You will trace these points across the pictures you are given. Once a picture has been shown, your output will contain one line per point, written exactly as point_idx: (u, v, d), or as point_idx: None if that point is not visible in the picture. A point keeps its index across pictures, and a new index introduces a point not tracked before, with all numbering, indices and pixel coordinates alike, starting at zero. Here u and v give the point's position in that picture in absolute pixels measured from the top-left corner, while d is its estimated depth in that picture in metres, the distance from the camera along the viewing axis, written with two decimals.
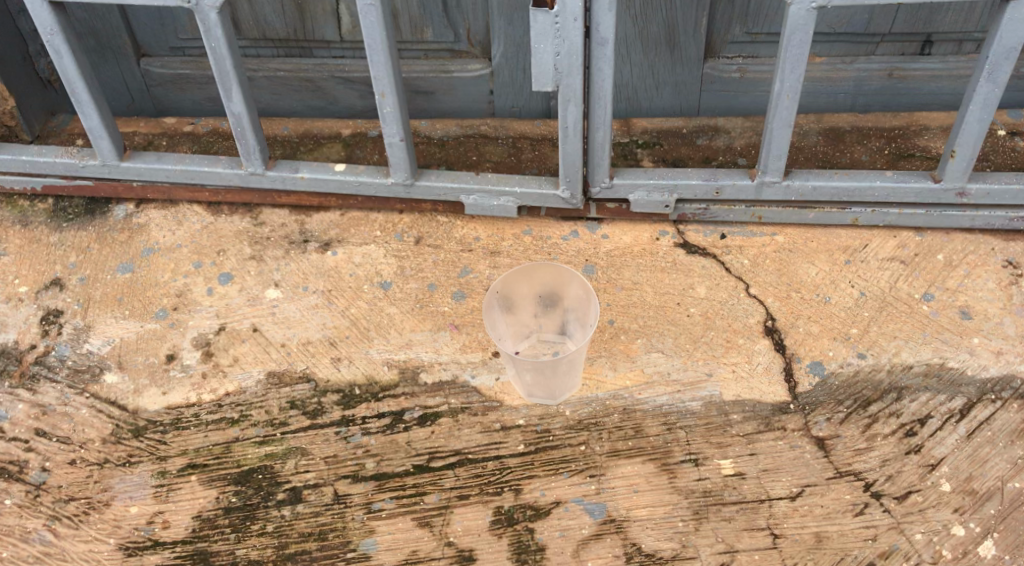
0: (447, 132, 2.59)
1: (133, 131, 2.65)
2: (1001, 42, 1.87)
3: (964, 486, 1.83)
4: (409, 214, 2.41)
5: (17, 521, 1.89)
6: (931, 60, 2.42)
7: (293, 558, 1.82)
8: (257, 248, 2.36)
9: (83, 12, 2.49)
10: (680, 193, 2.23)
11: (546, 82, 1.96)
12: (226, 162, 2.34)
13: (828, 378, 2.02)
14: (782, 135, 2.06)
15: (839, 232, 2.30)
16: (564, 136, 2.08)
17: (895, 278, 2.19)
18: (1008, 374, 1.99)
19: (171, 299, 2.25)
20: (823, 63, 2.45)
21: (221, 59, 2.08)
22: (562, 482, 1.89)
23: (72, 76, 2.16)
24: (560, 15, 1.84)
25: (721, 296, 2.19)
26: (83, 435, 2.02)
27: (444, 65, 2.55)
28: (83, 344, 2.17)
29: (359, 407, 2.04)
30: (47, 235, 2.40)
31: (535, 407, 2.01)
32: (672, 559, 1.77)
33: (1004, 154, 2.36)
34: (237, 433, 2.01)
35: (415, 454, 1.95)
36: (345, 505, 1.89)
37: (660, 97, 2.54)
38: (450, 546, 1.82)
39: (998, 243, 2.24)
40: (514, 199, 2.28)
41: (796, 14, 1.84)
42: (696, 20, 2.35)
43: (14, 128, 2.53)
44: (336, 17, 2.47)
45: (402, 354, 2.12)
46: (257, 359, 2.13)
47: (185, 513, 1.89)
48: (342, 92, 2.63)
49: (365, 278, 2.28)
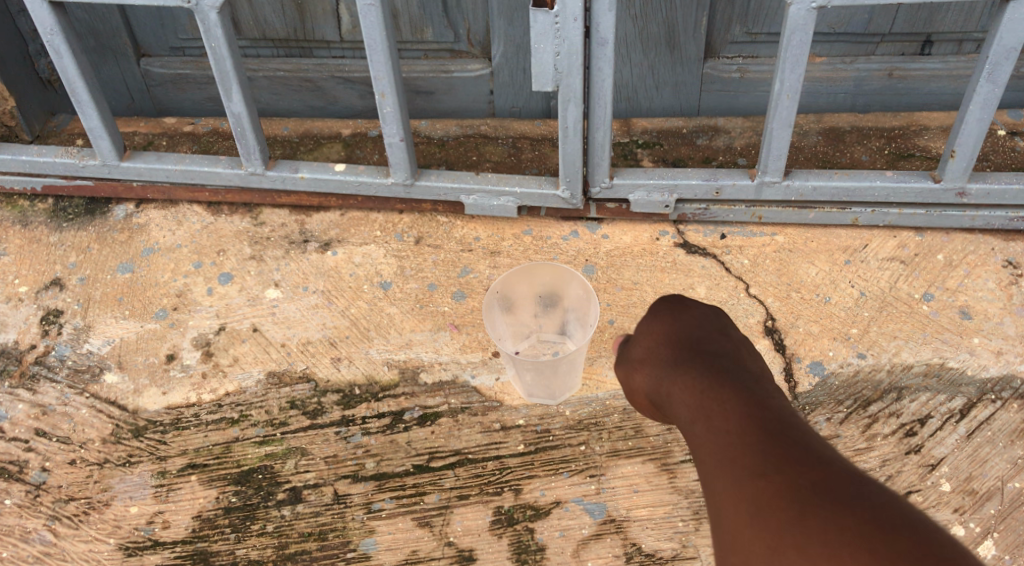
0: (447, 132, 2.59)
1: (133, 131, 2.64)
2: (1001, 41, 1.87)
3: (964, 486, 1.84)
4: (409, 214, 2.41)
5: (18, 521, 1.89)
6: (931, 60, 2.42)
7: (293, 558, 1.83)
8: (257, 248, 2.35)
9: (82, 13, 2.49)
10: (680, 193, 2.23)
11: (546, 82, 1.96)
12: (226, 162, 2.34)
13: (828, 378, 2.02)
14: (782, 135, 2.06)
15: (840, 232, 2.29)
16: (564, 136, 2.08)
17: (895, 278, 2.19)
18: (1008, 375, 1.99)
19: (171, 299, 2.25)
20: (823, 63, 2.45)
21: (221, 59, 2.08)
22: (562, 482, 1.89)
23: (72, 76, 2.16)
24: (560, 15, 1.85)
25: (721, 295, 2.18)
26: (83, 435, 2.02)
27: (444, 65, 2.55)
28: (83, 344, 2.17)
29: (359, 407, 2.03)
30: (47, 235, 2.40)
31: (535, 407, 2.01)
32: (672, 559, 1.78)
33: (1003, 154, 2.36)
34: (237, 433, 2.01)
35: (415, 454, 1.95)
36: (346, 505, 1.89)
37: (660, 98, 2.55)
38: (450, 546, 1.82)
39: (998, 243, 2.24)
40: (514, 199, 2.28)
41: (796, 14, 1.84)
42: (696, 20, 2.35)
43: (14, 128, 2.53)
44: (336, 17, 2.47)
45: (402, 354, 2.12)
46: (257, 358, 2.13)
47: (186, 512, 1.90)
48: (342, 92, 2.63)
49: (365, 278, 2.28)
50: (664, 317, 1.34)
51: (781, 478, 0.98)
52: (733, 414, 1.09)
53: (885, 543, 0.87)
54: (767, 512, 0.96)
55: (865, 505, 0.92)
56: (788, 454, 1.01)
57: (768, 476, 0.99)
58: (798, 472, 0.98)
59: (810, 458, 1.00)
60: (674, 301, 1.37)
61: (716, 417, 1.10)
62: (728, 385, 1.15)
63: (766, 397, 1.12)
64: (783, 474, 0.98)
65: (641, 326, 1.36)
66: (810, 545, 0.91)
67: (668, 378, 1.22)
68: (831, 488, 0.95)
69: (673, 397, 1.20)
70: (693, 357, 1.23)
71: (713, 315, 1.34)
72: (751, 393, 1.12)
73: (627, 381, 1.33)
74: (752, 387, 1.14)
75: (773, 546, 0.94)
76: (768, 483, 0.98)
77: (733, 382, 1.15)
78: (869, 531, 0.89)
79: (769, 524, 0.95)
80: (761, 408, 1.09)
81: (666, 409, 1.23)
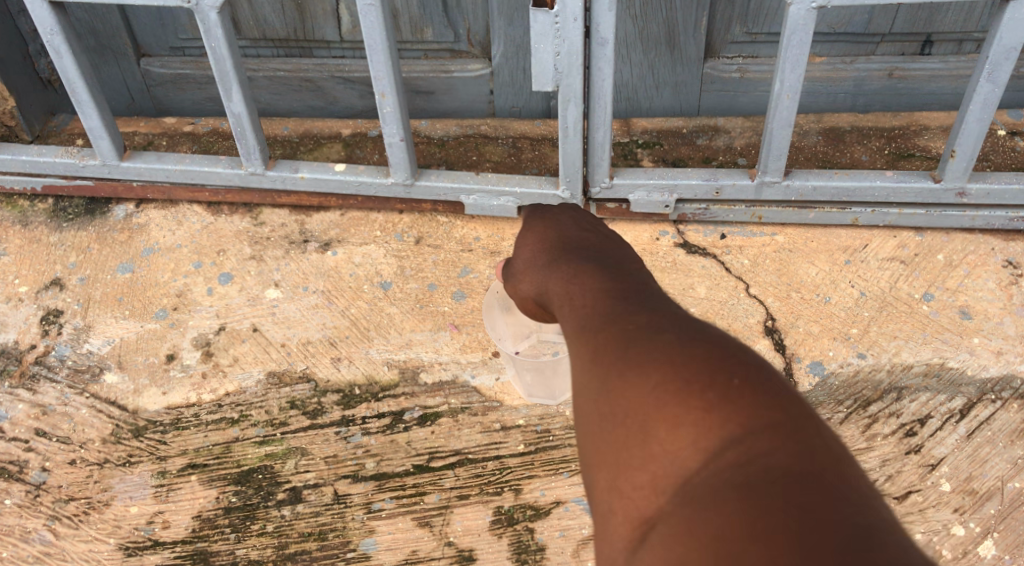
0: (447, 132, 2.58)
1: (133, 130, 2.64)
2: (1001, 41, 1.87)
3: (964, 486, 1.84)
4: (409, 214, 2.41)
5: (18, 521, 1.90)
6: (931, 59, 2.42)
7: (293, 558, 1.83)
8: (257, 248, 2.36)
9: (82, 13, 2.49)
10: (680, 193, 2.23)
11: (546, 82, 1.96)
12: (226, 162, 2.34)
13: (828, 378, 2.02)
14: (782, 136, 2.06)
15: (840, 232, 2.29)
16: (564, 136, 2.08)
17: (895, 278, 2.18)
18: (1009, 375, 1.99)
19: (171, 299, 2.25)
20: (823, 63, 2.45)
21: (221, 59, 2.08)
22: (562, 482, 1.90)
23: (72, 76, 2.16)
24: (560, 15, 1.85)
25: (721, 296, 2.18)
26: (83, 435, 2.02)
27: (444, 65, 2.55)
28: (83, 344, 2.17)
29: (359, 407, 2.04)
30: (47, 235, 2.40)
31: (535, 407, 2.01)
32: None
33: (1003, 153, 2.35)
34: (237, 433, 2.01)
35: (415, 454, 1.95)
36: (345, 505, 1.89)
37: (660, 97, 2.55)
38: (450, 546, 1.82)
39: (998, 243, 2.24)
40: (514, 199, 2.28)
41: (796, 14, 1.84)
42: (696, 20, 2.35)
43: (14, 128, 2.53)
44: (336, 17, 2.47)
45: (402, 354, 2.11)
46: (257, 358, 2.12)
47: (186, 512, 1.90)
48: (342, 91, 2.63)
49: (365, 278, 2.28)
50: (538, 228, 1.44)
51: (613, 324, 1.07)
52: (586, 292, 1.18)
53: (687, 354, 0.96)
54: (603, 356, 1.02)
55: (674, 337, 0.99)
56: (623, 307, 1.10)
57: (603, 325, 1.08)
58: (624, 325, 1.05)
59: (640, 307, 1.09)
60: (546, 214, 1.48)
61: (574, 297, 1.19)
62: (584, 267, 1.25)
63: (615, 273, 1.22)
64: (616, 321, 1.07)
65: (518, 239, 1.45)
66: (635, 373, 0.97)
67: (540, 272, 1.32)
68: (650, 323, 1.04)
69: (544, 287, 1.29)
70: (565, 255, 1.32)
71: (585, 223, 1.44)
72: (606, 275, 1.21)
73: (509, 288, 1.42)
74: (607, 269, 1.24)
75: (602, 376, 1.01)
76: (604, 333, 1.05)
77: (593, 269, 1.24)
78: (676, 347, 0.97)
79: (602, 370, 1.01)
80: (610, 285, 1.18)
81: (543, 302, 1.32)
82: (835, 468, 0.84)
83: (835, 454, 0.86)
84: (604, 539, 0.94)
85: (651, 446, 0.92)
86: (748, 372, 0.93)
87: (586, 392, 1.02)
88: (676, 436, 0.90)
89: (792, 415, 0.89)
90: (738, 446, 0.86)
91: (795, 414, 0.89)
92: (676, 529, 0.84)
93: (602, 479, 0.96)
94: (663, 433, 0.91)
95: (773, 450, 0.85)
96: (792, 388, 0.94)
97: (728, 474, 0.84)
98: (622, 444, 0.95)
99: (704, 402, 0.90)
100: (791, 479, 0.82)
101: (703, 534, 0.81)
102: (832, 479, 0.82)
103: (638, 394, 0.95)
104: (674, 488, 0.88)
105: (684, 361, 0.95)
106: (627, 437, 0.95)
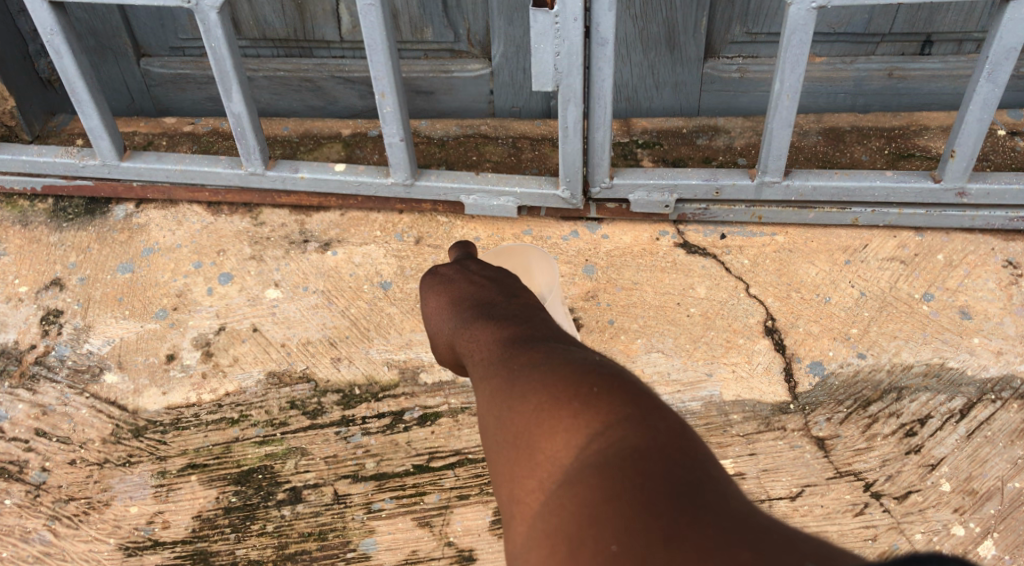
0: (447, 132, 2.58)
1: (133, 130, 2.64)
2: (1001, 42, 1.86)
3: (964, 486, 1.84)
4: (409, 214, 2.41)
5: (17, 521, 1.90)
6: (931, 59, 2.42)
7: (293, 558, 1.83)
8: (257, 248, 2.35)
9: (82, 13, 2.49)
10: (680, 193, 2.23)
11: (546, 81, 1.96)
12: (226, 162, 2.34)
13: (828, 378, 2.02)
14: (782, 135, 2.06)
15: (840, 232, 2.29)
16: (564, 136, 2.08)
17: (895, 279, 2.18)
18: (1008, 375, 1.99)
19: (171, 299, 2.25)
20: (823, 63, 2.45)
21: (221, 59, 2.08)
22: None
23: (71, 76, 2.16)
24: (560, 15, 1.85)
25: (721, 295, 2.18)
26: (83, 435, 2.02)
27: (444, 65, 2.55)
28: (83, 344, 2.17)
29: (359, 407, 2.04)
30: (47, 235, 2.40)
31: None
32: None
33: (1003, 153, 2.35)
34: (236, 433, 2.01)
35: (415, 454, 1.95)
36: (345, 505, 1.89)
37: (661, 97, 2.55)
38: (450, 546, 1.82)
39: (998, 243, 2.23)
40: (514, 199, 2.28)
41: (796, 14, 1.84)
42: (696, 20, 2.35)
43: (14, 128, 2.53)
44: (336, 17, 2.47)
45: (402, 354, 2.11)
46: (257, 359, 2.12)
47: (186, 512, 1.90)
48: (342, 92, 2.62)
49: (365, 278, 2.27)
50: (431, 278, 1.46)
51: (503, 366, 1.10)
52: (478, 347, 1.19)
53: (558, 373, 1.01)
54: (495, 393, 1.06)
55: (548, 366, 1.04)
56: (509, 350, 1.13)
57: (495, 370, 1.10)
58: (509, 365, 1.09)
59: (525, 345, 1.12)
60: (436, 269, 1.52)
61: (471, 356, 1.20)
62: (479, 316, 1.26)
63: (505, 316, 1.23)
64: (504, 363, 1.10)
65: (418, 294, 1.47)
66: (516, 403, 1.01)
67: (441, 327, 1.32)
68: (530, 356, 1.08)
69: (449, 346, 1.29)
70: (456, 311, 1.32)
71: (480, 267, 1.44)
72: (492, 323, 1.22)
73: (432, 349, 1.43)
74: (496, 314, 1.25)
75: (495, 408, 1.04)
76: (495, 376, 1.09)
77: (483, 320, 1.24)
78: (550, 372, 1.02)
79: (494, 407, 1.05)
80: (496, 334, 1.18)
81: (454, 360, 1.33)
82: (679, 442, 0.90)
83: (678, 434, 0.92)
84: (506, 543, 0.96)
85: (535, 456, 0.96)
86: (607, 380, 0.98)
87: (486, 425, 1.05)
88: (553, 442, 0.95)
89: (642, 406, 0.94)
90: (598, 437, 0.92)
91: (644, 403, 0.95)
92: (552, 512, 0.88)
93: (501, 493, 0.99)
94: (544, 443, 0.96)
95: (626, 436, 0.90)
96: (643, 384, 1.00)
97: (593, 460, 0.89)
98: (512, 460, 0.98)
99: (571, 410, 0.96)
100: (641, 455, 0.88)
101: (573, 512, 0.86)
102: (678, 454, 0.89)
103: (520, 414, 0.99)
104: (552, 483, 0.92)
105: (555, 382, 1.00)
106: (516, 453, 0.98)
